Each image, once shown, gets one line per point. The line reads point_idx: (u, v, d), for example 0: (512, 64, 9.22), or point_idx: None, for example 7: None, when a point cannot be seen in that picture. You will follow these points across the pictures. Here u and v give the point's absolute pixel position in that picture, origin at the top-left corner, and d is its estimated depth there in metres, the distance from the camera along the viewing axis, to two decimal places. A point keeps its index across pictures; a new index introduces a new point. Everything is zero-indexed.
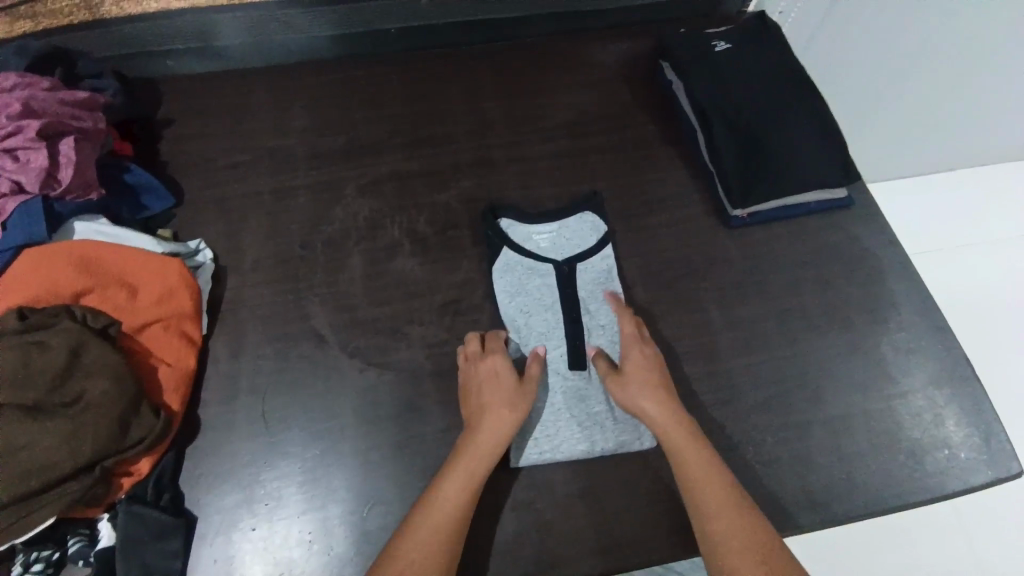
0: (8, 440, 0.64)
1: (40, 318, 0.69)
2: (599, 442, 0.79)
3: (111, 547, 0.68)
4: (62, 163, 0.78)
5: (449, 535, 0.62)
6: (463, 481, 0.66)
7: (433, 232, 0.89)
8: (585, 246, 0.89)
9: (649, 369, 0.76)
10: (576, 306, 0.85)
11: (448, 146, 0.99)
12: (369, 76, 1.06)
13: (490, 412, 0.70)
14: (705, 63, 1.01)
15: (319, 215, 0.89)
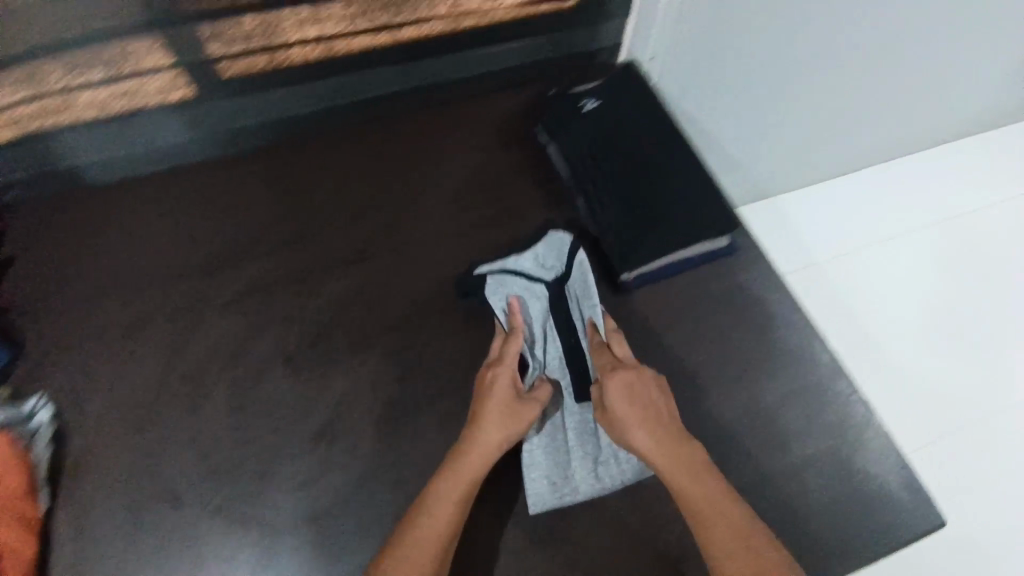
0: None
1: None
2: (616, 476, 0.80)
3: None
4: None
5: (444, 542, 0.64)
6: (459, 479, 0.68)
7: (304, 346, 0.82)
8: (570, 259, 0.88)
9: (643, 400, 0.72)
10: (571, 332, 0.86)
11: (317, 244, 0.91)
12: (226, 175, 0.96)
13: (491, 420, 0.71)
14: (575, 125, 0.99)
15: (175, 346, 0.82)
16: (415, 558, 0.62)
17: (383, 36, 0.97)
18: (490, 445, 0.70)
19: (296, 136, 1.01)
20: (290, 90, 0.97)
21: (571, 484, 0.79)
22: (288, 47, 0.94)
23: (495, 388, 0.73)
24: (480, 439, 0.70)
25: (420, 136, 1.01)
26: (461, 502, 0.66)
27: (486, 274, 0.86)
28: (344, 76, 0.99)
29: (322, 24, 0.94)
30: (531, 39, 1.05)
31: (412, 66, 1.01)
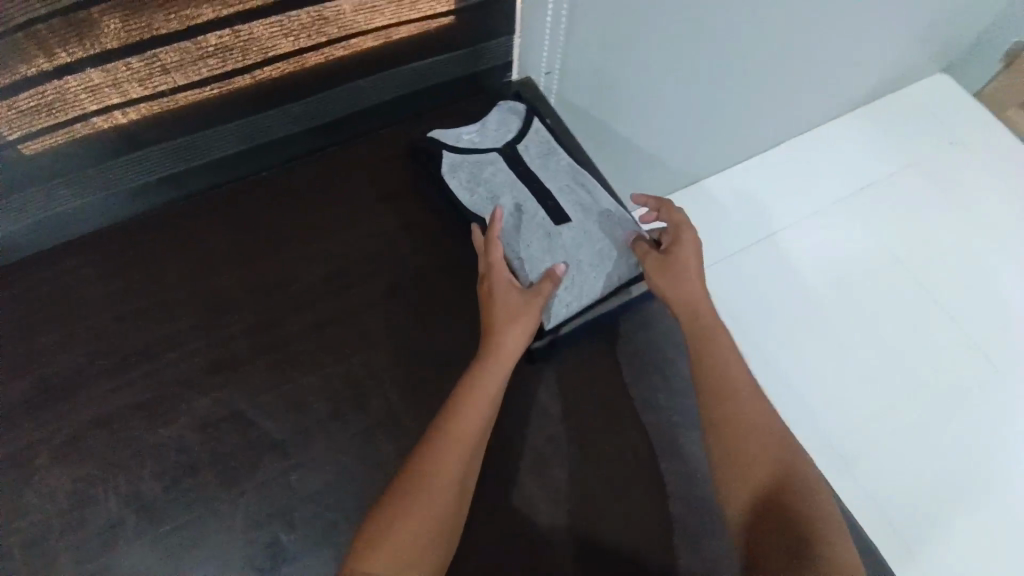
0: None
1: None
2: (612, 282, 0.82)
3: None
4: None
5: (479, 439, 0.65)
6: (472, 417, 0.65)
7: (160, 490, 0.70)
8: (520, 129, 0.90)
9: (689, 258, 0.77)
10: (532, 178, 0.86)
11: (168, 357, 0.76)
12: (50, 279, 0.80)
13: (506, 321, 0.70)
14: (467, 175, 0.86)
15: (2, 509, 0.68)
16: (452, 458, 0.63)
17: (212, 90, 0.81)
18: (513, 342, 0.69)
19: (142, 211, 0.86)
20: (119, 162, 0.81)
21: (573, 302, 0.80)
22: (87, 117, 0.76)
23: (498, 298, 0.72)
24: (503, 339, 0.69)
25: (282, 205, 0.87)
26: (491, 401, 0.67)
27: (440, 152, 0.87)
28: (181, 137, 0.82)
29: (120, 86, 0.75)
30: (404, 67, 0.90)
31: (265, 115, 0.86)
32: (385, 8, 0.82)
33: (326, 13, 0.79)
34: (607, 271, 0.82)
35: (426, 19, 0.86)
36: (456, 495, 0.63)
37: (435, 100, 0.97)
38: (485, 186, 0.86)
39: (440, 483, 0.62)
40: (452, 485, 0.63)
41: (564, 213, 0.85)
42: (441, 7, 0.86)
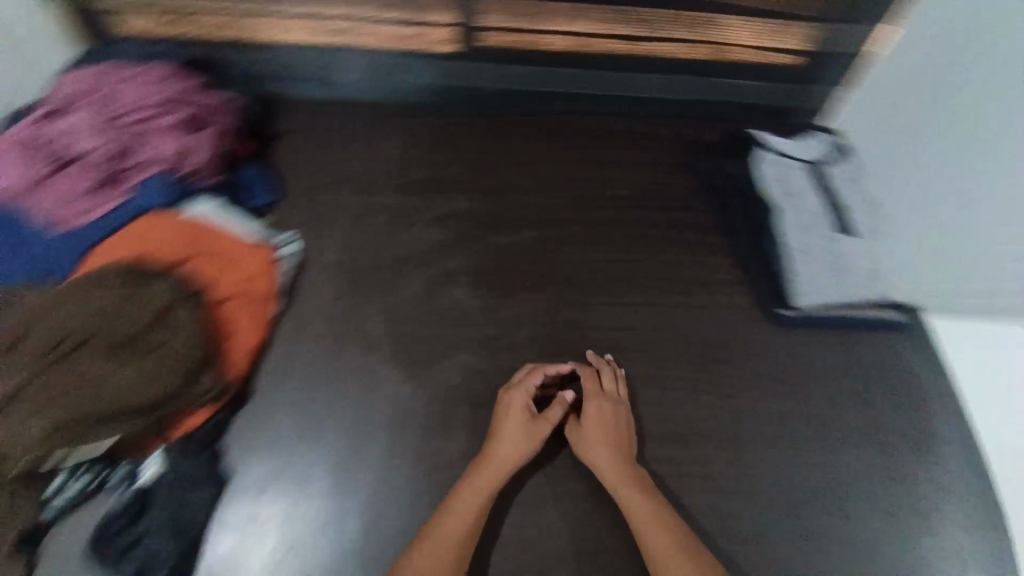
0: (90, 369, 0.71)
1: (122, 287, 0.75)
2: (876, 293, 0.96)
3: (150, 486, 0.73)
4: (200, 147, 0.87)
5: (457, 548, 0.70)
6: (461, 519, 0.72)
7: (489, 272, 0.97)
8: (828, 156, 1.09)
9: (602, 419, 0.82)
10: (828, 194, 1.05)
11: (513, 200, 1.04)
12: (456, 125, 1.12)
13: (508, 436, 0.79)
14: (777, 169, 1.05)
15: (393, 237, 1.00)
16: (430, 558, 0.69)
17: (619, 45, 1.08)
18: (503, 461, 0.77)
19: (518, 110, 1.14)
20: (528, 70, 1.11)
21: (838, 295, 0.95)
22: (540, 32, 1.07)
23: (511, 409, 0.81)
24: (490, 455, 0.77)
25: (621, 139, 1.12)
26: (478, 514, 0.73)
27: (754, 149, 1.08)
28: (578, 70, 1.11)
29: (576, 20, 1.04)
30: (754, 84, 1.10)
31: (635, 78, 1.12)
32: (772, 35, 1.04)
33: (731, 23, 1.03)
34: (873, 284, 0.97)
35: (798, 53, 1.06)
36: None
37: (763, 120, 1.14)
38: (788, 185, 1.04)
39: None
40: None
41: (849, 228, 1.02)
42: (812, 49, 1.05)
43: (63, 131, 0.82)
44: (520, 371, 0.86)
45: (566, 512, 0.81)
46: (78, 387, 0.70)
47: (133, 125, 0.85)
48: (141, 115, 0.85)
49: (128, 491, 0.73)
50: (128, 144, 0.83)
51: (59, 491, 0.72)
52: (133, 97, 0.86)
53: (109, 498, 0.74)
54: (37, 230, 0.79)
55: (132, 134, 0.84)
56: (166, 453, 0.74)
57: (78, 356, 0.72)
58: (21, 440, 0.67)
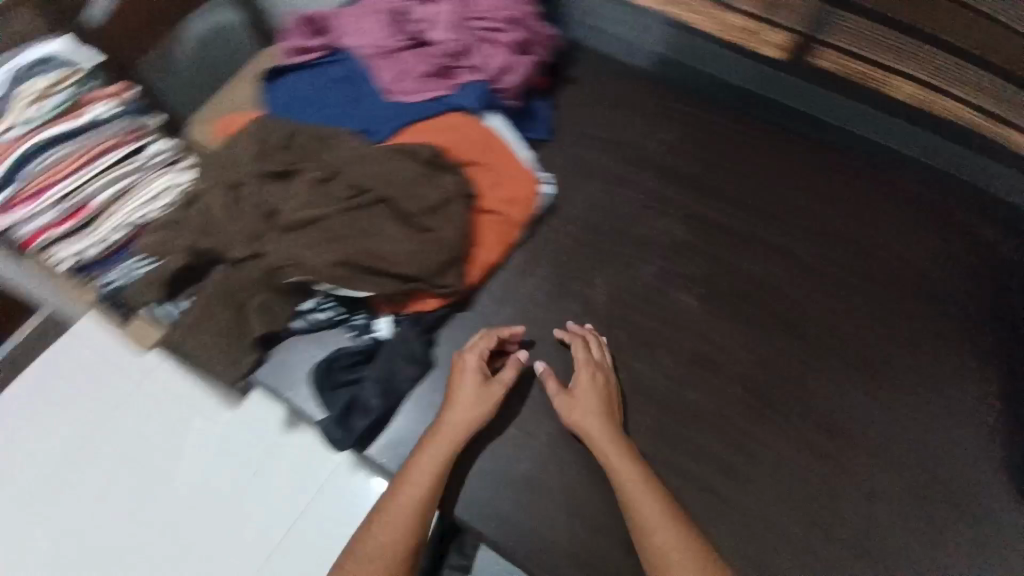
0: (377, 226, 0.81)
1: (426, 168, 0.84)
2: None
3: (383, 341, 0.83)
4: (515, 69, 0.91)
5: (418, 515, 0.71)
6: (414, 492, 0.72)
7: (721, 292, 0.93)
8: None
9: (597, 392, 0.81)
10: None
11: (779, 230, 0.96)
12: (740, 132, 1.04)
13: (461, 403, 0.78)
14: None
15: (640, 216, 0.99)
16: (391, 530, 0.70)
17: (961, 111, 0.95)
18: (466, 424, 0.77)
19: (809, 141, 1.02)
20: (845, 102, 1.00)
21: None
22: (879, 65, 0.97)
23: (461, 376, 0.80)
24: (452, 422, 0.77)
25: (924, 217, 0.96)
26: (433, 480, 0.74)
27: None
28: (899, 122, 0.98)
29: (926, 66, 0.94)
30: None
31: (958, 158, 0.97)
32: None
33: None
34: None
35: None
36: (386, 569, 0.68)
37: None
38: None
39: (384, 545, 0.69)
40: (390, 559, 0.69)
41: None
42: None
43: (426, 17, 0.91)
44: (477, 337, 0.84)
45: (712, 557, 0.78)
46: (364, 237, 0.81)
47: (471, 31, 0.91)
48: (481, 26, 0.91)
49: (366, 337, 0.84)
50: (470, 46, 0.90)
51: (316, 311, 0.84)
52: (480, 7, 0.92)
53: (346, 334, 0.85)
54: (376, 91, 0.89)
55: (477, 39, 0.91)
56: (396, 320, 0.84)
57: (372, 211, 0.82)
58: (311, 258, 0.78)
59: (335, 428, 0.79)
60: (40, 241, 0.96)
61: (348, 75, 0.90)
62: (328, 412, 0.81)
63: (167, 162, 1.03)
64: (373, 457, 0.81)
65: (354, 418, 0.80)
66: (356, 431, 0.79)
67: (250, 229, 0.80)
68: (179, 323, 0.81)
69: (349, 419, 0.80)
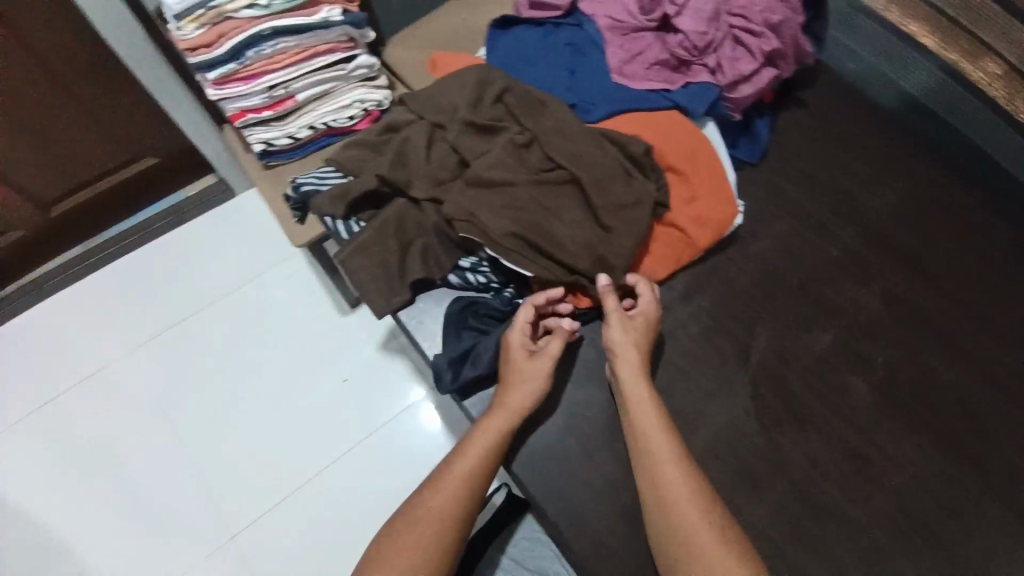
0: (559, 207, 0.79)
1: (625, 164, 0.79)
2: None
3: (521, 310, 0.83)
4: (751, 82, 0.84)
5: (470, 487, 0.70)
6: (466, 470, 0.71)
7: (904, 391, 0.82)
8: None
9: (620, 343, 0.74)
10: None
11: (990, 347, 0.83)
12: (981, 219, 0.91)
13: (517, 381, 0.75)
14: None
15: (834, 278, 0.88)
16: (441, 498, 0.69)
17: None
18: (519, 399, 0.75)
19: None
20: None
21: None
22: None
23: (512, 351, 0.76)
24: (511, 399, 0.75)
25: None
26: (487, 455, 0.73)
27: None
28: None
29: None
30: None
31: None
32: None
33: None
34: None
35: None
36: (437, 542, 0.67)
37: None
38: None
39: (434, 511, 0.69)
40: (442, 531, 0.68)
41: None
42: None
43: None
44: (519, 312, 0.77)
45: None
46: (543, 213, 0.78)
47: (721, 26, 0.84)
48: (734, 24, 0.84)
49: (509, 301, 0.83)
50: (714, 45, 0.84)
51: (483, 270, 0.83)
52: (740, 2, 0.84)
53: (489, 292, 0.85)
54: (601, 66, 0.85)
55: (724, 39, 0.84)
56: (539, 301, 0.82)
57: (560, 189, 0.79)
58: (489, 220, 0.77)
59: (445, 367, 0.79)
60: (243, 121, 1.03)
61: (577, 41, 0.87)
62: (444, 349, 0.81)
63: (366, 78, 1.08)
64: (466, 408, 0.81)
65: (465, 366, 0.79)
66: (463, 380, 0.79)
67: (443, 173, 0.81)
68: (351, 239, 0.82)
69: (461, 366, 0.79)
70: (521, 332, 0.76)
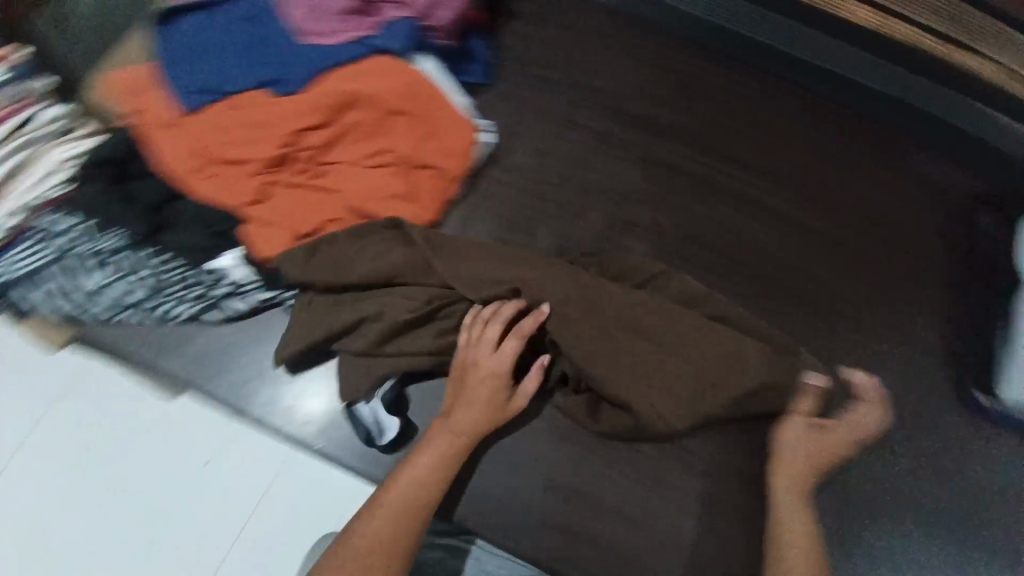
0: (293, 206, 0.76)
1: (333, 134, 0.78)
2: None
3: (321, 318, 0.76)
4: (443, 6, 0.83)
5: (413, 508, 0.65)
6: (417, 480, 0.67)
7: (673, 235, 0.90)
8: None
9: (803, 457, 0.73)
10: None
11: (729, 172, 0.93)
12: (690, 59, 0.99)
13: (478, 397, 0.71)
14: None
15: (588, 160, 0.93)
16: (381, 525, 0.64)
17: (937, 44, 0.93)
18: (478, 418, 0.70)
19: (760, 71, 0.98)
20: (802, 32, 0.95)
21: None
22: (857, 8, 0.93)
23: (482, 360, 0.71)
24: (463, 409, 0.71)
25: (871, 145, 0.94)
26: (444, 463, 0.68)
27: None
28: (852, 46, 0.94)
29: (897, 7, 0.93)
30: None
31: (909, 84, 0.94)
32: None
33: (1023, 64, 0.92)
34: None
35: None
36: (384, 556, 0.62)
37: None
38: None
39: (371, 539, 0.63)
40: (393, 545, 0.63)
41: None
42: None
43: None
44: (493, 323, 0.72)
45: (690, 514, 0.74)
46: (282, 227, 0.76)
47: None
48: None
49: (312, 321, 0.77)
50: None
51: (240, 296, 0.78)
52: None
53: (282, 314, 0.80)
54: (283, 33, 0.79)
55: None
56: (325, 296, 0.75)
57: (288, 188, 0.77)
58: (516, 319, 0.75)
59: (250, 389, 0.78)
60: None
61: (253, 15, 0.81)
62: (246, 380, 0.78)
63: (63, 131, 0.80)
64: (282, 426, 0.77)
65: (275, 385, 0.78)
66: (376, 420, 0.74)
67: (389, 280, 0.75)
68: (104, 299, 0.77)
69: (270, 384, 0.78)
70: (508, 343, 0.71)
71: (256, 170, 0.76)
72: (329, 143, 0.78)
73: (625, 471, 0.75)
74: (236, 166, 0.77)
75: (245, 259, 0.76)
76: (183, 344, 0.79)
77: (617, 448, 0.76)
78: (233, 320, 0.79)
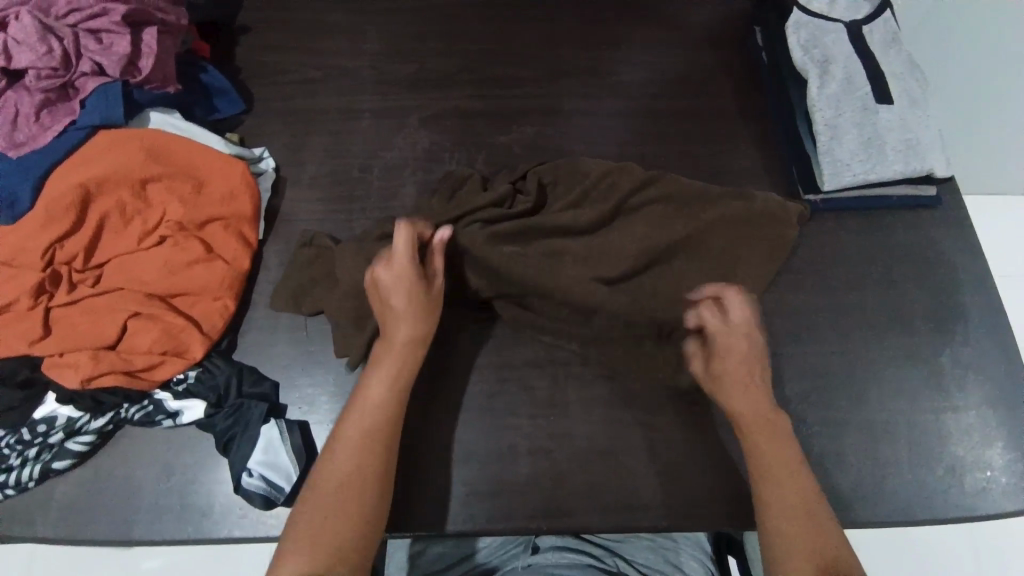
0: (89, 311, 0.70)
1: (99, 231, 0.73)
2: (904, 189, 0.86)
3: (174, 410, 0.70)
4: (143, 52, 0.75)
5: (374, 457, 0.60)
6: (374, 410, 0.63)
7: (491, 173, 0.87)
8: (872, 14, 0.89)
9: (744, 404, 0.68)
10: (872, 55, 0.86)
11: (518, 92, 0.92)
12: (437, 8, 0.97)
13: (397, 315, 0.68)
14: (828, 28, 0.88)
15: (381, 141, 0.88)
16: (352, 447, 0.60)
17: None
18: (408, 334, 0.68)
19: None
20: None
21: (864, 172, 0.81)
22: None
23: (392, 281, 0.68)
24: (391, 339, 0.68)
25: (630, 19, 0.97)
26: (384, 398, 0.64)
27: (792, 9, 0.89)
28: None
29: None
30: None
31: None
32: None
33: None
34: (895, 184, 0.85)
35: None
36: (356, 488, 0.58)
37: None
38: (825, 49, 0.87)
39: (347, 462, 0.59)
40: (361, 478, 0.59)
41: (890, 95, 0.84)
42: None
43: None
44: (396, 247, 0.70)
45: (604, 421, 0.74)
46: (88, 338, 0.68)
47: (60, 29, 0.72)
48: (71, 20, 0.73)
49: (166, 419, 0.70)
50: (73, 51, 0.72)
51: (75, 435, 0.69)
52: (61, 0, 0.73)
53: (138, 427, 0.72)
54: None
55: (79, 41, 0.73)
56: (171, 389, 0.71)
57: (74, 301, 0.70)
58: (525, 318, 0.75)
59: (131, 519, 0.69)
60: None
61: None
62: (127, 510, 0.69)
63: None
64: (182, 537, 0.68)
65: (158, 503, 0.69)
66: (266, 482, 0.67)
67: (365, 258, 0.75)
68: None
69: (150, 504, 0.69)
70: (403, 252, 0.69)
71: (28, 304, 0.69)
72: (92, 242, 0.73)
73: (530, 412, 0.74)
74: (5, 314, 0.69)
75: (60, 397, 0.68)
76: (42, 509, 0.69)
77: (514, 397, 0.75)
78: (86, 458, 0.71)
